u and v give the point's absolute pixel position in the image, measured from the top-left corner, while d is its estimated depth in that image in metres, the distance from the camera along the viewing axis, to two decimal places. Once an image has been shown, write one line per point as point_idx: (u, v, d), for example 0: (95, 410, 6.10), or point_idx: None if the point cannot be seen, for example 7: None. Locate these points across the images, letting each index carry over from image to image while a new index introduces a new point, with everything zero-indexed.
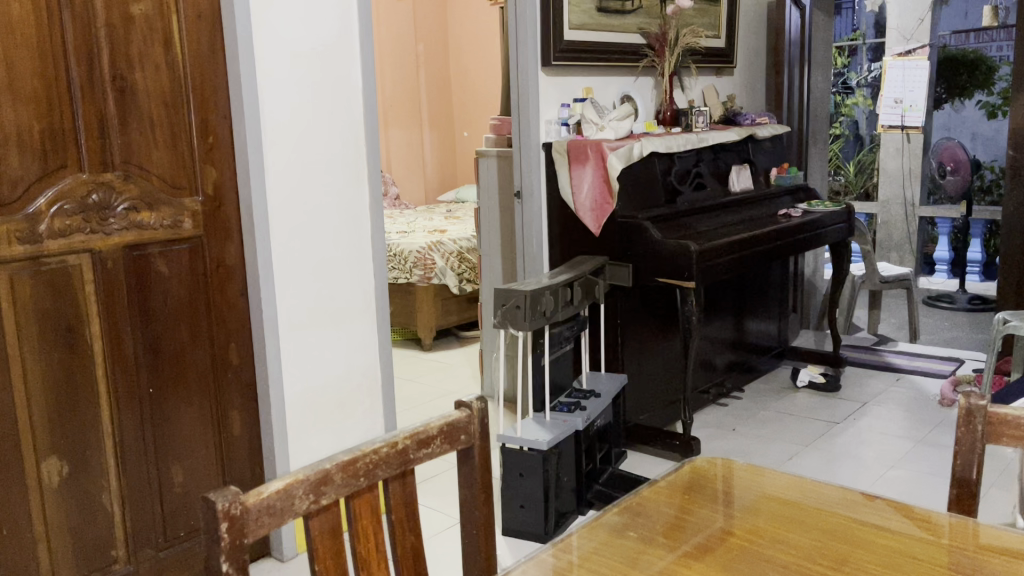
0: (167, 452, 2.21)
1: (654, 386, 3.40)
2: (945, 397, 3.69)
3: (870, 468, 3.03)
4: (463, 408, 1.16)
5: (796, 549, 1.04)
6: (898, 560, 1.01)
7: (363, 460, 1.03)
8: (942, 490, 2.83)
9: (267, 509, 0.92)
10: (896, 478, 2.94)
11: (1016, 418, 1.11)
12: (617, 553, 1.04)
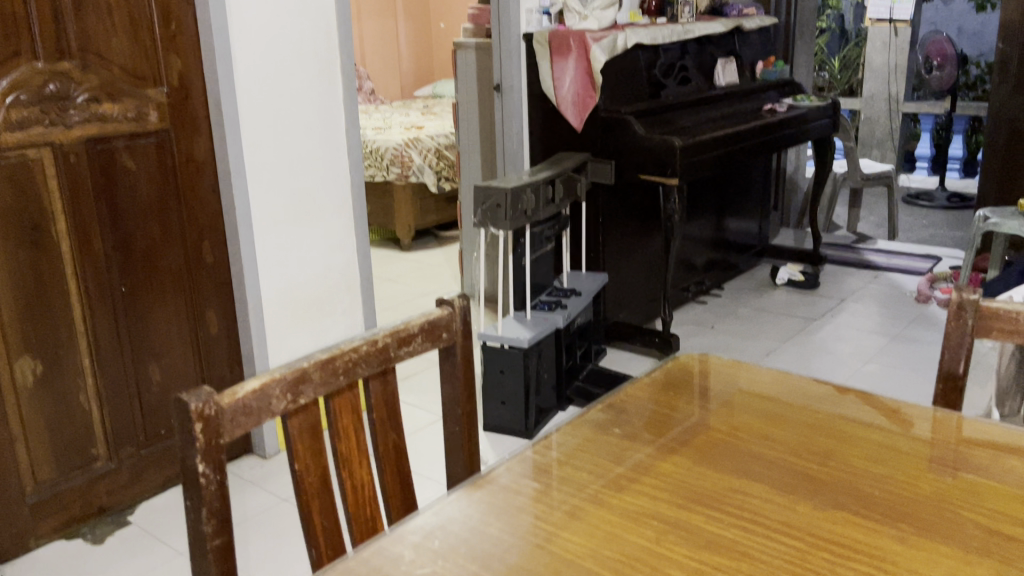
0: (143, 351, 2.18)
1: (634, 284, 3.39)
2: (922, 293, 3.72)
3: (845, 363, 3.07)
4: (445, 306, 1.13)
5: (781, 444, 1.04)
6: (884, 453, 1.01)
7: (342, 358, 1.00)
8: (916, 384, 2.88)
9: (242, 409, 0.89)
10: (871, 373, 2.98)
11: (1008, 311, 1.10)
12: (601, 450, 1.03)
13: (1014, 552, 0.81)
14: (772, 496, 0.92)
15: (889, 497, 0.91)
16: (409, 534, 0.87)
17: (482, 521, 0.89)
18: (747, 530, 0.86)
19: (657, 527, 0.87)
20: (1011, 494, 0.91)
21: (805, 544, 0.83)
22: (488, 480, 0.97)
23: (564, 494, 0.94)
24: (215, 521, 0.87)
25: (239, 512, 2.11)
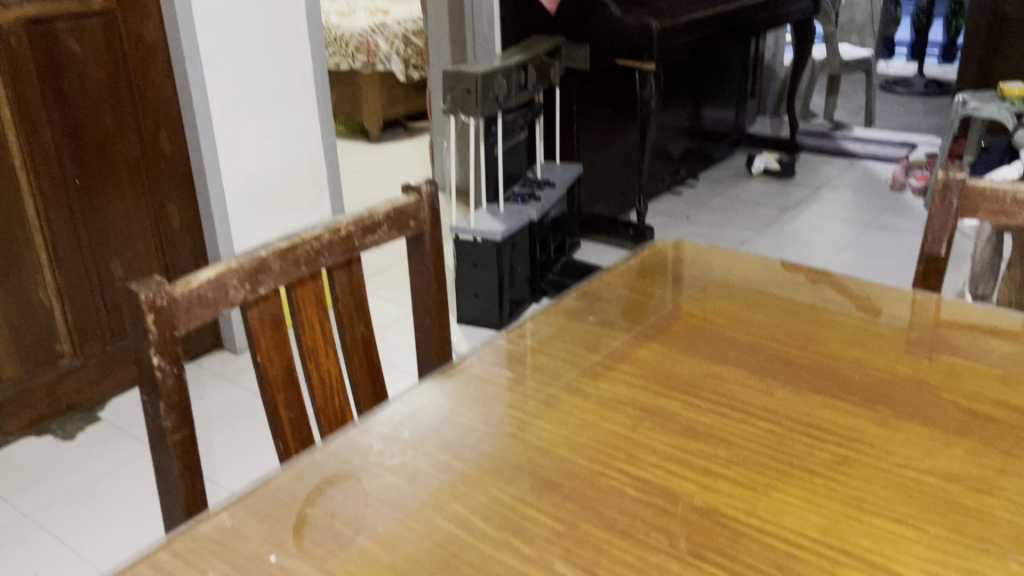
0: (103, 245, 2.11)
1: (610, 174, 3.33)
2: (896, 181, 3.69)
3: (818, 252, 3.07)
4: (412, 193, 1.07)
5: (759, 330, 1.01)
6: (864, 337, 0.99)
7: (302, 248, 0.95)
8: (888, 272, 2.88)
9: (198, 300, 0.85)
10: (844, 261, 2.98)
11: (995, 190, 1.07)
12: (575, 338, 1.00)
13: (993, 433, 0.80)
14: (750, 382, 0.90)
15: (868, 380, 0.89)
16: (378, 425, 0.84)
17: (454, 411, 0.87)
18: (725, 416, 0.84)
19: (633, 414, 0.85)
20: (991, 374, 0.90)
21: (783, 429, 0.82)
22: (459, 370, 0.94)
23: (539, 382, 0.91)
24: (174, 416, 0.83)
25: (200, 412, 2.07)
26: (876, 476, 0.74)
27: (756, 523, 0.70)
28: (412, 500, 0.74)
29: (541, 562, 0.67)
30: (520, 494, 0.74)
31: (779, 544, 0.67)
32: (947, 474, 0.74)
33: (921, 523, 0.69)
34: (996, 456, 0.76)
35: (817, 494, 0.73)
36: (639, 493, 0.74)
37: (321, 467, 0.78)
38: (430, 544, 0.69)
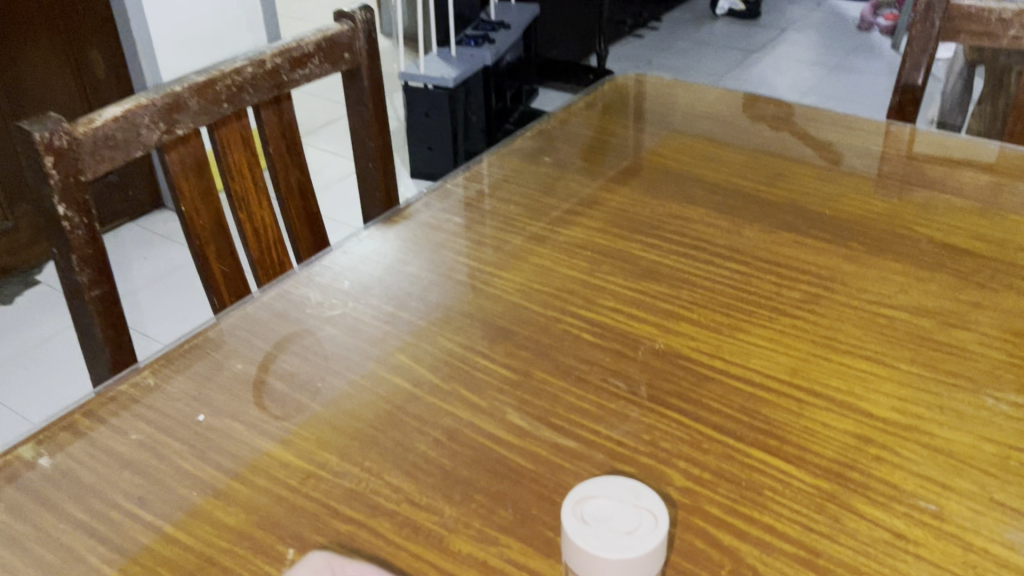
0: (23, 98, 1.95)
1: (568, 16, 3.16)
2: (864, 21, 3.57)
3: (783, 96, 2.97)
4: (345, 21, 0.96)
5: (725, 167, 0.95)
6: (835, 172, 0.93)
7: (223, 83, 0.85)
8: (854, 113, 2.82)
9: (104, 141, 0.75)
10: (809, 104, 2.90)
11: (980, 10, 0.99)
12: (531, 181, 0.93)
13: (970, 265, 0.76)
14: (715, 221, 0.84)
15: (840, 216, 0.84)
16: (314, 275, 0.77)
17: (399, 259, 0.80)
18: (689, 258, 0.79)
19: (591, 258, 0.80)
20: (966, 206, 0.85)
21: (750, 269, 0.77)
22: (405, 214, 0.87)
23: (491, 228, 0.85)
24: (91, 269, 0.76)
25: (123, 273, 1.98)
26: (846, 314, 0.70)
27: (720, 367, 0.66)
28: (352, 353, 0.68)
29: (493, 412, 0.62)
30: (471, 343, 0.69)
31: (744, 385, 0.64)
32: (920, 310, 0.70)
33: (892, 360, 0.65)
34: (972, 289, 0.73)
35: (784, 335, 0.69)
36: (598, 341, 0.69)
37: (254, 321, 0.72)
38: (375, 398, 0.64)
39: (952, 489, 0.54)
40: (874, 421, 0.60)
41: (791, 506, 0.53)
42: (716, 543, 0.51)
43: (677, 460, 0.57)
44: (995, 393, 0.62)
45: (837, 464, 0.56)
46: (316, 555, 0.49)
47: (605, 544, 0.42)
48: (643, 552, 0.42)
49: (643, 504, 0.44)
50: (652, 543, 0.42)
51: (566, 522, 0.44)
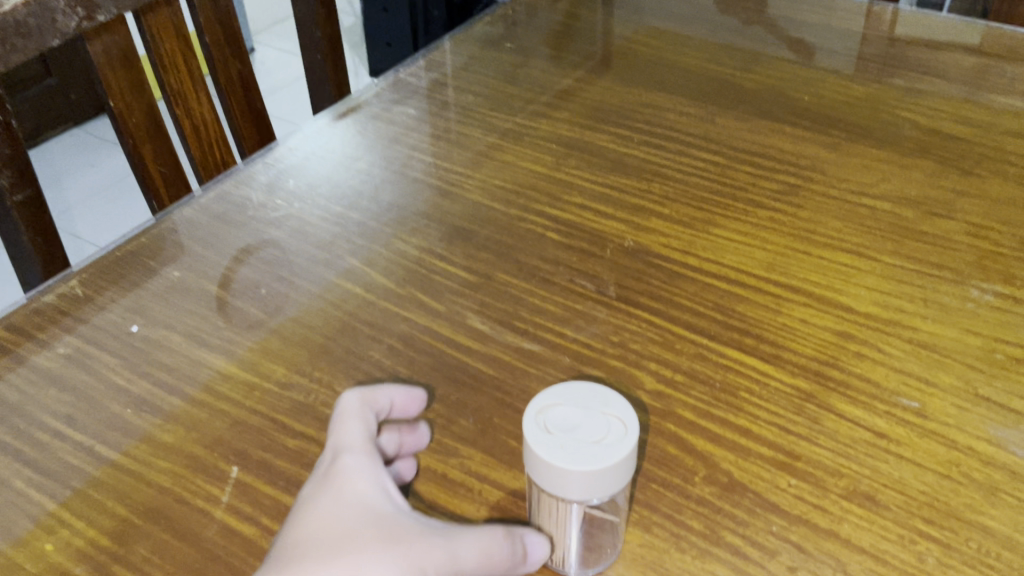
0: None
1: None
2: None
3: None
4: None
5: (698, 53, 0.88)
6: (813, 56, 0.87)
7: None
8: None
9: (15, 27, 0.66)
10: None
11: None
12: (491, 69, 0.86)
13: (955, 151, 0.72)
14: (688, 110, 0.79)
15: (819, 102, 0.79)
16: (257, 175, 0.72)
17: (350, 155, 0.74)
18: (660, 149, 0.74)
19: (555, 152, 0.74)
20: (951, 90, 0.80)
21: (726, 160, 0.72)
22: (355, 106, 0.80)
23: (449, 120, 0.79)
24: (11, 173, 0.68)
25: (65, 181, 1.89)
26: (826, 205, 0.66)
27: (693, 264, 0.62)
28: (299, 257, 0.64)
29: (451, 316, 0.58)
30: (429, 245, 0.65)
31: (719, 283, 0.60)
32: (904, 199, 0.67)
33: (873, 253, 0.62)
34: (956, 177, 0.69)
35: (762, 228, 0.65)
36: (564, 239, 0.65)
37: (193, 225, 0.66)
38: (324, 305, 0.59)
39: (936, 386, 0.51)
40: (855, 317, 0.56)
41: (768, 408, 0.50)
42: (689, 449, 0.48)
43: (648, 362, 0.54)
44: (980, 285, 0.59)
45: (816, 362, 0.53)
46: (352, 395, 0.46)
47: (569, 456, 0.39)
48: (607, 465, 0.38)
49: (610, 412, 0.41)
50: (617, 457, 0.38)
51: (527, 436, 0.40)
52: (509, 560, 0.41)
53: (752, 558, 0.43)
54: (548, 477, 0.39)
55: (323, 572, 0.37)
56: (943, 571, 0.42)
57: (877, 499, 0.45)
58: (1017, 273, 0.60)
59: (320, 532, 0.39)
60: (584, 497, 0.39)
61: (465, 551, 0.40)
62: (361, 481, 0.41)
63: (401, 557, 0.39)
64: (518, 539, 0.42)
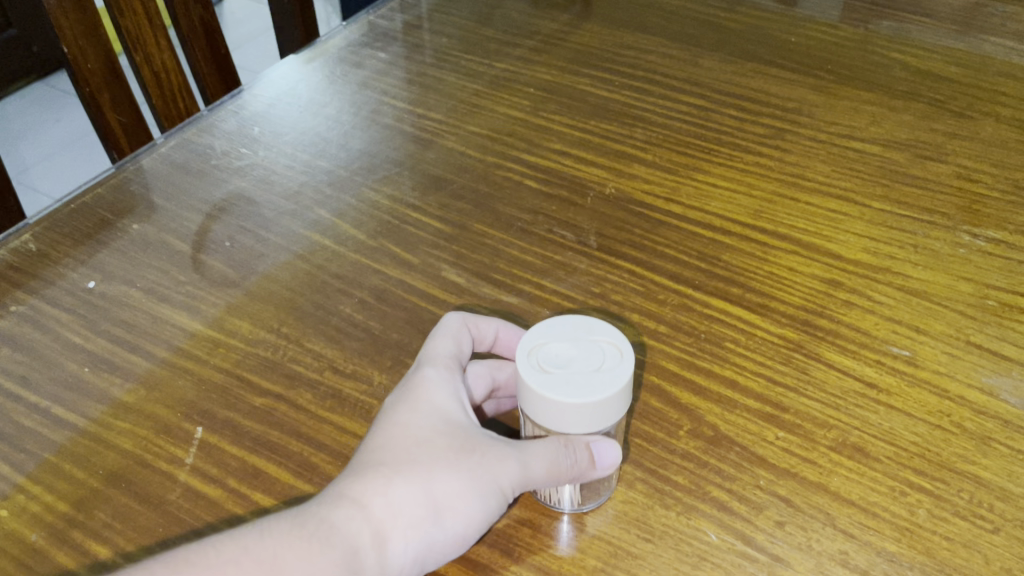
0: None
1: None
2: None
3: None
4: None
5: None
6: None
7: None
8: None
9: None
10: None
11: None
12: (466, 10, 0.82)
13: (947, 92, 0.69)
14: (671, 52, 0.76)
15: (805, 43, 0.77)
16: (222, 122, 0.68)
17: (317, 100, 0.71)
18: (640, 93, 0.71)
19: (533, 96, 0.71)
20: (941, 30, 0.77)
21: (712, 103, 0.70)
22: (321, 49, 0.77)
23: (423, 64, 0.75)
24: None
25: (29, 136, 1.84)
26: (816, 149, 0.64)
27: (676, 212, 0.59)
28: (268, 208, 0.61)
29: (426, 269, 0.56)
30: (401, 195, 0.62)
31: (703, 231, 0.58)
32: (893, 142, 0.64)
33: (862, 198, 0.60)
34: (947, 119, 0.66)
35: (747, 174, 0.62)
36: (542, 187, 0.62)
37: (153, 175, 0.63)
38: (291, 257, 0.57)
39: (926, 333, 0.50)
40: (843, 264, 0.55)
41: (754, 359, 0.49)
42: (674, 402, 0.47)
43: (631, 314, 0.52)
44: (971, 230, 0.57)
45: (804, 311, 0.52)
46: (452, 315, 0.46)
47: (577, 392, 0.37)
48: (619, 389, 0.38)
49: (599, 337, 0.40)
50: (626, 377, 0.38)
51: (524, 378, 0.38)
52: (575, 470, 0.39)
53: (738, 512, 0.41)
54: (561, 414, 0.38)
55: (397, 484, 0.38)
56: (934, 524, 0.41)
57: (866, 451, 0.44)
58: (1010, 217, 0.58)
59: (398, 439, 0.40)
60: (599, 424, 0.39)
61: (538, 465, 0.39)
62: (438, 393, 0.42)
63: (476, 470, 0.39)
64: (580, 445, 0.40)
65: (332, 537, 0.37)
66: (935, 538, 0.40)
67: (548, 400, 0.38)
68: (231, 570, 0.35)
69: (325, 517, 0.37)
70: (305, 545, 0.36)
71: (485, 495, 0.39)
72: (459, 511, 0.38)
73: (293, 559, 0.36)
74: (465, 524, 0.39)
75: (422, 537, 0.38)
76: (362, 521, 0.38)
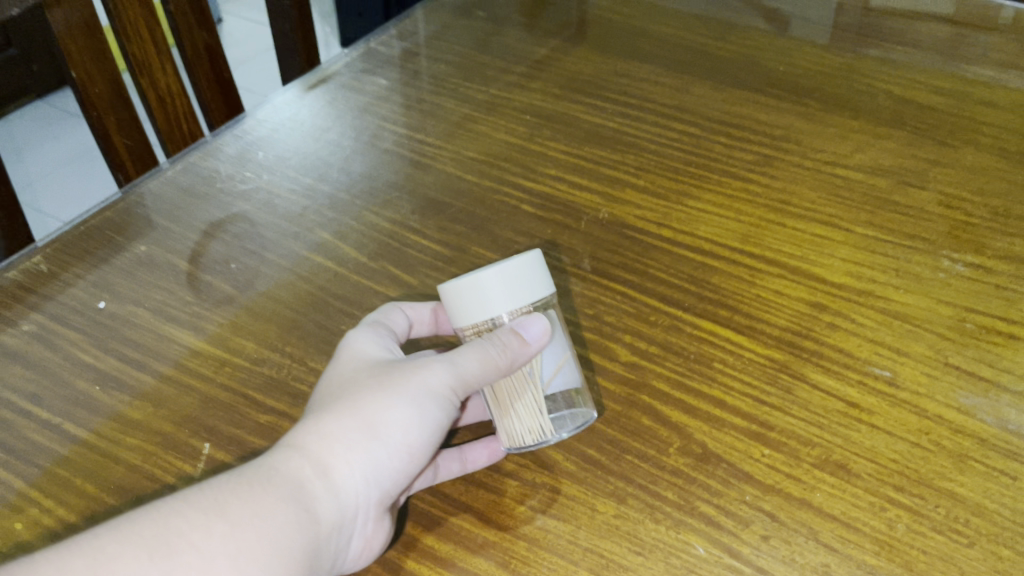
0: None
1: None
2: None
3: None
4: None
5: (673, 20, 0.87)
6: (789, 24, 0.87)
7: None
8: None
9: None
10: None
11: None
12: (464, 37, 0.85)
13: (928, 121, 0.72)
14: (662, 80, 0.78)
15: (792, 71, 0.79)
16: (226, 146, 0.70)
17: (319, 126, 0.73)
18: (633, 119, 0.73)
19: (529, 122, 0.73)
20: (926, 58, 0.80)
21: (700, 129, 0.72)
22: (324, 76, 0.79)
23: (422, 90, 0.77)
24: None
25: (30, 155, 1.85)
26: (801, 174, 0.66)
27: (666, 235, 0.61)
28: (272, 229, 0.63)
29: (424, 291, 0.58)
30: (401, 218, 0.64)
31: (693, 254, 0.60)
32: (877, 169, 0.67)
33: (845, 223, 0.62)
34: (929, 146, 0.69)
35: (735, 200, 0.64)
36: (538, 210, 0.64)
37: (161, 200, 0.65)
38: (294, 278, 0.59)
39: (908, 355, 0.52)
40: (829, 287, 0.57)
41: (740, 378, 0.51)
42: (664, 420, 0.48)
43: (623, 334, 0.54)
44: (952, 254, 0.59)
45: (790, 333, 0.53)
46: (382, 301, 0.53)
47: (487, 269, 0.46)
48: (523, 259, 0.46)
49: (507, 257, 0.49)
50: (534, 253, 0.47)
51: (448, 286, 0.47)
52: (507, 354, 0.45)
53: (725, 527, 0.43)
54: (497, 292, 0.46)
55: (329, 414, 0.43)
56: (912, 539, 0.42)
57: (849, 467, 0.46)
58: (988, 243, 0.60)
59: (323, 393, 0.45)
60: (531, 296, 0.47)
61: (462, 362, 0.45)
62: (362, 342, 0.47)
63: (400, 388, 0.44)
64: (505, 333, 0.45)
65: (273, 476, 0.41)
66: (912, 552, 0.42)
67: (479, 283, 0.46)
68: (176, 521, 0.38)
69: (264, 464, 0.41)
70: (247, 486, 0.40)
71: (419, 403, 0.44)
72: (391, 423, 0.43)
73: (237, 498, 0.39)
74: (405, 434, 0.43)
75: (365, 453, 0.42)
76: (301, 458, 0.42)
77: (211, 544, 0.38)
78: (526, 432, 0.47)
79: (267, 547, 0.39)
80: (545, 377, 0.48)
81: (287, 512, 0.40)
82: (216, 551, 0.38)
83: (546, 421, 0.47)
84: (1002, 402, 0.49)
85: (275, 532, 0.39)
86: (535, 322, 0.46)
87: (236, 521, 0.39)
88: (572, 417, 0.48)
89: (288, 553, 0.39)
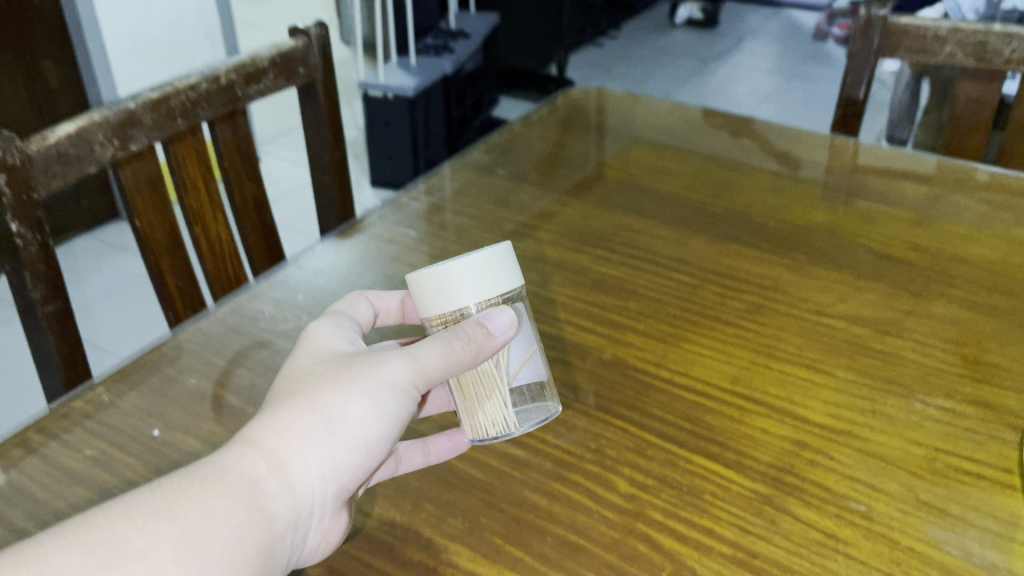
0: None
1: None
2: (817, 30, 3.42)
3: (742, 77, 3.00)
4: (299, 37, 0.97)
5: (676, 179, 0.96)
6: (799, 168, 0.98)
7: (177, 98, 0.84)
8: (821, 97, 2.82)
9: (57, 157, 0.73)
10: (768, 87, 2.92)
11: (917, 28, 1.06)
12: (486, 194, 0.94)
13: (905, 275, 0.79)
14: (665, 236, 0.86)
15: (783, 227, 0.87)
16: (268, 290, 0.79)
17: (353, 272, 0.81)
18: (636, 270, 0.81)
19: (541, 271, 0.81)
20: (907, 216, 0.88)
21: (697, 280, 0.79)
22: (358, 227, 0.88)
23: (446, 240, 0.86)
24: (45, 285, 0.74)
25: (77, 285, 1.97)
26: (787, 322, 0.73)
27: (666, 376, 0.68)
28: None
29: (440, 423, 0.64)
30: None
31: (687, 394, 0.66)
32: (860, 320, 0.73)
33: (828, 367, 0.68)
34: (906, 299, 0.76)
35: (728, 346, 0.71)
36: (548, 352, 0.71)
37: (208, 336, 0.73)
38: None
39: (883, 492, 0.57)
40: (810, 426, 0.62)
41: (728, 510, 0.56)
42: (659, 547, 0.53)
43: (621, 466, 0.59)
44: (926, 398, 0.65)
45: (774, 469, 0.59)
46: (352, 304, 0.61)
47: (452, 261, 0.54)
48: (484, 251, 0.54)
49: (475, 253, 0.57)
50: (495, 246, 0.55)
51: (419, 275, 0.54)
52: (468, 346, 0.53)
53: None
54: (465, 281, 0.54)
55: (287, 411, 0.50)
56: None
57: None
58: (959, 389, 0.65)
59: (280, 391, 0.52)
60: (496, 285, 0.55)
61: (423, 356, 0.52)
62: (324, 341, 0.55)
63: (358, 387, 0.52)
64: (472, 327, 0.53)
65: (228, 474, 0.47)
66: None
67: (448, 273, 0.54)
68: (124, 528, 0.42)
69: (219, 462, 0.47)
70: (201, 486, 0.46)
71: (374, 399, 0.52)
72: (346, 420, 0.51)
73: (188, 501, 0.45)
74: (358, 430, 0.51)
75: (321, 448, 0.50)
76: (257, 457, 0.48)
77: (160, 547, 0.43)
78: (492, 424, 0.57)
79: (220, 543, 0.44)
80: (511, 373, 0.57)
81: (241, 508, 0.46)
82: (164, 555, 0.42)
83: (509, 413, 0.57)
84: (968, 536, 0.53)
85: (229, 528, 0.45)
86: (502, 315, 0.54)
87: (188, 522, 0.44)
88: (533, 411, 0.59)
89: (241, 547, 0.45)
